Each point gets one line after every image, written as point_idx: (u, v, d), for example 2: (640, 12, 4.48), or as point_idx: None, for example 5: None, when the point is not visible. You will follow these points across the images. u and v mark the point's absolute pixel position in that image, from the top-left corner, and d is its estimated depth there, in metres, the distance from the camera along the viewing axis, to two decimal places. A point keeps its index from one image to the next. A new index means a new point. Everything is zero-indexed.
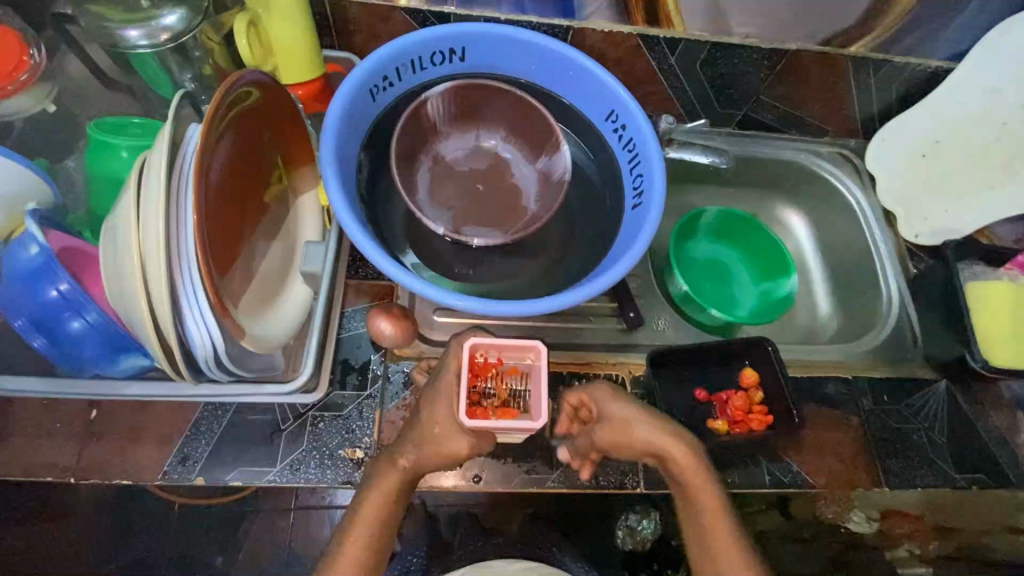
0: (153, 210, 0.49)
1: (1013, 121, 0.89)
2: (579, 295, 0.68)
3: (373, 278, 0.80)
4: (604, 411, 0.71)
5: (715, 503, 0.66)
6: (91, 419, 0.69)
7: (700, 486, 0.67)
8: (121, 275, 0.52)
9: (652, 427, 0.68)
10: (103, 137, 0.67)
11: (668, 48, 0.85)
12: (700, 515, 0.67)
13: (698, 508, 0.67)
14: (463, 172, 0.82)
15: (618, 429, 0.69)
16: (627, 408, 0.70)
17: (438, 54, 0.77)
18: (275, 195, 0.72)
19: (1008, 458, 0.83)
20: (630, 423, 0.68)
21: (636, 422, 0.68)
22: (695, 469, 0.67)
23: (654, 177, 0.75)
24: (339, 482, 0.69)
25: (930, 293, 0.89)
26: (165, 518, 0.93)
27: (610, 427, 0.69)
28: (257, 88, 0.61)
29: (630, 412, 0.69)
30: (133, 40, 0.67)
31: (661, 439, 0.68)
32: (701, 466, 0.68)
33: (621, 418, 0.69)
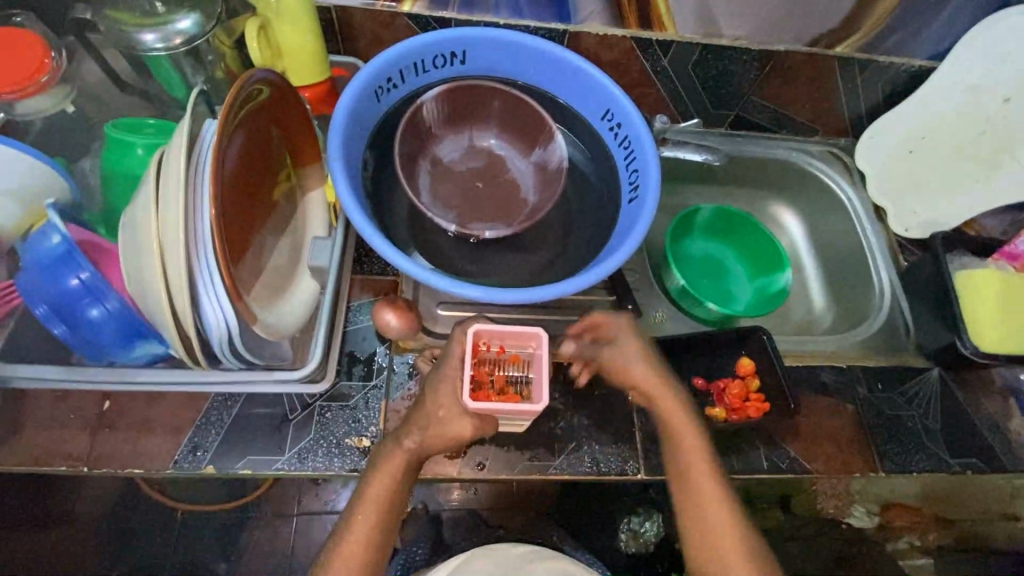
0: (172, 198, 0.51)
1: (993, 117, 0.93)
2: (577, 285, 0.70)
3: (378, 274, 0.83)
4: (622, 339, 0.74)
5: (700, 456, 0.69)
6: (104, 409, 0.70)
7: (688, 442, 0.70)
8: (141, 263, 0.54)
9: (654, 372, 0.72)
10: (120, 135, 0.70)
11: (661, 50, 0.89)
12: (687, 478, 0.69)
13: (684, 472, 0.69)
14: (463, 171, 0.85)
15: (622, 363, 0.73)
16: (638, 346, 0.73)
17: (440, 58, 0.81)
18: (283, 192, 0.74)
19: (1002, 444, 0.84)
20: (629, 359, 0.73)
21: (641, 358, 0.73)
22: (682, 415, 0.71)
23: (649, 172, 0.78)
24: (346, 470, 0.70)
25: (921, 285, 0.91)
26: (167, 521, 1.11)
27: (620, 371, 0.73)
28: (269, 86, 0.64)
29: (631, 353, 0.73)
30: (148, 44, 0.70)
31: (670, 394, 0.72)
32: (689, 415, 0.71)
33: (630, 364, 0.73)
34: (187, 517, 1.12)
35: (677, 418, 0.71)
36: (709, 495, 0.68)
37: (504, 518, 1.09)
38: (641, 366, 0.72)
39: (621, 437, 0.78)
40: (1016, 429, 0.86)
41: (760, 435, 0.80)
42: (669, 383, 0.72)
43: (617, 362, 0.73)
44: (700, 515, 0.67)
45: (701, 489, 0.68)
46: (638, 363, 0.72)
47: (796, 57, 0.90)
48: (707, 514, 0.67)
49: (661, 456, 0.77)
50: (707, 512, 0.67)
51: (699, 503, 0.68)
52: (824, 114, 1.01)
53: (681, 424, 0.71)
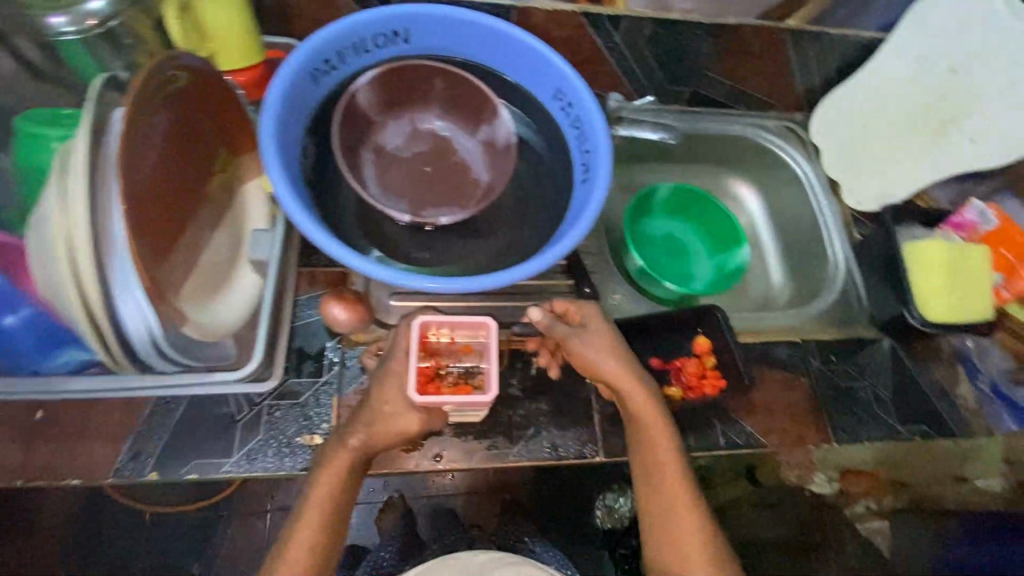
0: (74, 195, 0.47)
1: (941, 85, 0.92)
2: (528, 270, 0.68)
3: (326, 266, 0.80)
4: (586, 328, 0.72)
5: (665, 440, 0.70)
6: (36, 419, 0.67)
7: (655, 427, 0.70)
8: (52, 266, 0.50)
9: (619, 365, 0.70)
10: (32, 127, 0.65)
11: (612, 25, 0.86)
12: (646, 451, 0.70)
13: (648, 446, 0.70)
14: (410, 156, 0.81)
15: (591, 355, 0.70)
16: (607, 336, 0.71)
17: (381, 37, 0.77)
18: (217, 185, 0.71)
19: (948, 409, 0.87)
20: (597, 355, 0.70)
21: (608, 352, 0.70)
22: (649, 400, 0.70)
23: (601, 152, 0.76)
24: (298, 469, 0.69)
25: (872, 257, 0.92)
26: (133, 523, 1.09)
27: (585, 348, 0.70)
28: (187, 70, 0.60)
29: (602, 347, 0.70)
30: (58, 27, 0.65)
31: (634, 378, 0.70)
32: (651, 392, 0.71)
33: (592, 349, 0.70)
34: (154, 520, 1.10)
35: (644, 406, 0.70)
36: (670, 459, 0.69)
37: (483, 514, 1.14)
38: (608, 358, 0.70)
39: (579, 421, 0.78)
40: (962, 394, 0.89)
41: (716, 412, 0.81)
42: (630, 368, 0.70)
43: (583, 337, 0.71)
44: (663, 508, 0.68)
45: (664, 479, 0.69)
46: (602, 342, 0.71)
47: (745, 30, 0.89)
48: (664, 490, 0.69)
49: (618, 439, 0.77)
50: (666, 480, 0.69)
51: (658, 478, 0.69)
52: (779, 88, 1.00)
53: (640, 395, 0.70)
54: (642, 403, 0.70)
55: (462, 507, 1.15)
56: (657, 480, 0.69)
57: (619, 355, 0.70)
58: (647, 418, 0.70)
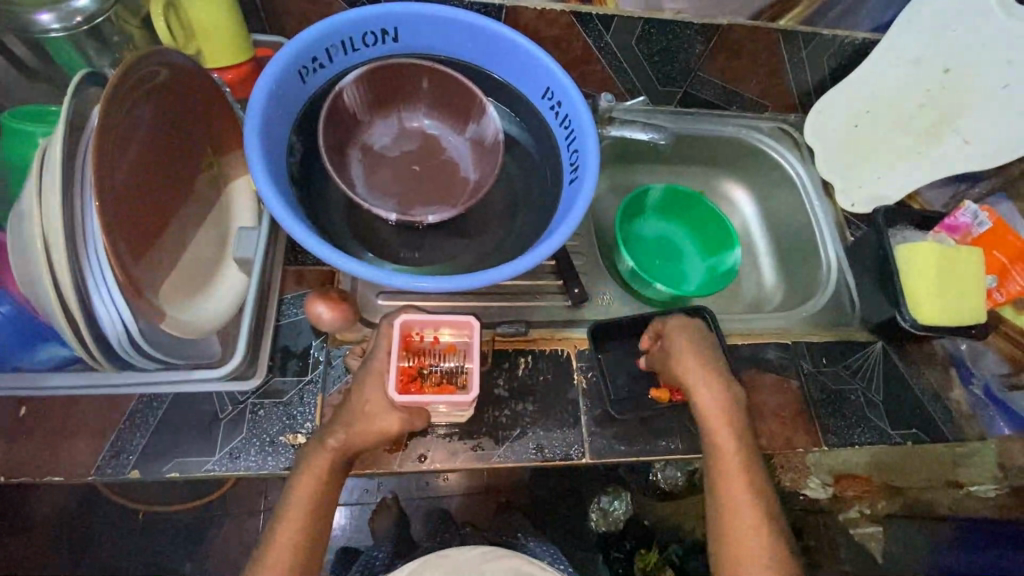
0: (49, 190, 0.47)
1: (935, 87, 0.92)
2: (514, 269, 0.68)
3: (313, 264, 0.80)
4: (674, 333, 0.75)
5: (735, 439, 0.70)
6: (20, 416, 0.67)
7: (723, 427, 0.71)
8: (28, 260, 0.50)
9: (699, 366, 0.72)
10: (17, 124, 0.65)
11: (603, 25, 0.86)
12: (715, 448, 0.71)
13: (716, 450, 0.71)
14: (398, 155, 0.82)
15: (676, 355, 0.74)
16: (692, 340, 0.74)
17: (370, 35, 0.77)
18: (202, 182, 0.71)
19: (940, 413, 0.86)
20: (682, 355, 0.73)
21: (692, 354, 0.73)
22: (730, 404, 0.72)
23: (588, 151, 0.76)
24: (280, 468, 0.68)
25: (865, 260, 0.92)
26: (126, 522, 1.09)
27: (680, 354, 0.74)
28: (168, 67, 0.60)
29: (687, 349, 0.74)
30: (47, 25, 0.64)
31: (715, 378, 0.72)
32: (735, 399, 0.72)
33: (683, 354, 0.73)
34: (146, 519, 1.10)
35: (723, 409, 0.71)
36: (736, 463, 0.70)
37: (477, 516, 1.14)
38: (693, 359, 0.73)
39: (566, 422, 0.77)
40: (955, 398, 0.88)
41: None
42: (716, 372, 0.73)
43: (674, 345, 0.75)
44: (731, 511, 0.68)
45: (731, 484, 0.69)
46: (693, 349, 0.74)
47: (738, 30, 0.88)
48: (729, 487, 0.69)
49: (606, 440, 0.77)
50: (733, 477, 0.69)
51: (727, 483, 0.69)
52: (771, 89, 0.99)
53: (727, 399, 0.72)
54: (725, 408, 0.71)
55: (457, 506, 1.15)
56: (723, 479, 0.69)
57: (700, 356, 0.73)
58: (717, 418, 0.71)
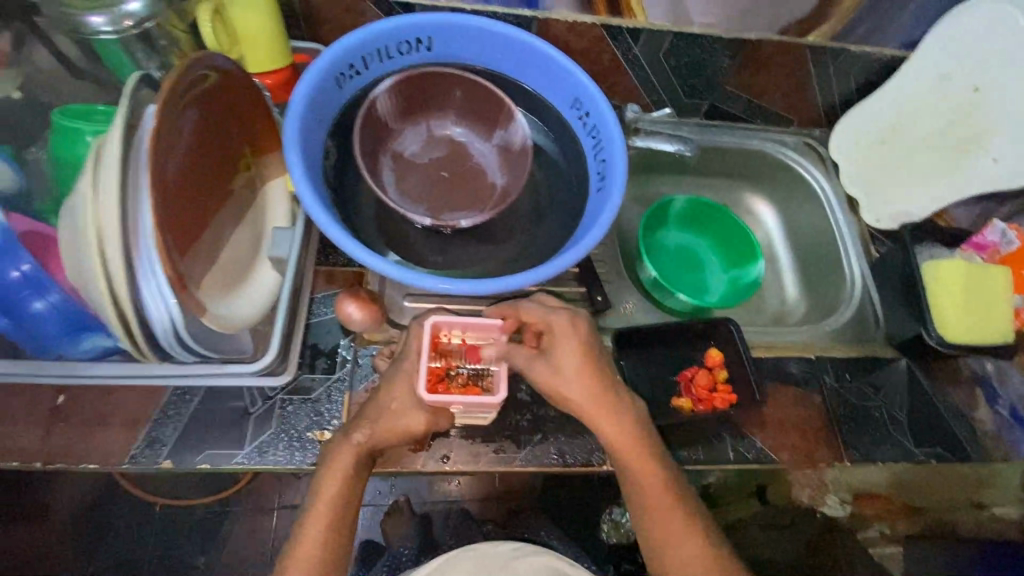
0: (106, 187, 0.49)
1: (965, 106, 0.91)
2: (544, 275, 0.69)
3: (343, 265, 0.81)
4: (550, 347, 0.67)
5: (646, 465, 0.67)
6: (58, 404, 0.69)
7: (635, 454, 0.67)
8: (80, 255, 0.52)
9: (587, 385, 0.65)
10: (68, 122, 0.68)
11: (632, 37, 0.87)
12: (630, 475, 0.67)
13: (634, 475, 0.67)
14: (427, 162, 0.83)
15: (553, 373, 0.66)
16: (572, 351, 0.66)
17: (405, 44, 0.79)
18: (241, 182, 0.73)
19: (966, 432, 0.85)
20: (561, 373, 0.66)
21: (574, 370, 0.65)
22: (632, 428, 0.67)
23: (615, 161, 0.77)
24: (307, 464, 0.70)
25: (890, 276, 0.91)
26: (144, 515, 1.11)
27: (559, 373, 0.66)
28: (217, 71, 0.62)
29: (566, 365, 0.66)
30: (97, 26, 0.67)
31: (608, 402, 0.66)
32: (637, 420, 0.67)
33: (572, 370, 0.66)
34: (164, 513, 1.12)
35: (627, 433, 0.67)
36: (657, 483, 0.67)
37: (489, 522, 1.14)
38: (574, 377, 0.65)
39: (587, 429, 0.77)
40: (981, 418, 0.87)
41: (726, 426, 0.80)
42: (604, 395, 0.66)
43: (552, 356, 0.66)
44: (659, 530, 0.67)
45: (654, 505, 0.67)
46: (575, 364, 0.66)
47: (767, 46, 0.89)
48: (656, 514, 0.67)
49: None
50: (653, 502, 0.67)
51: (652, 505, 0.67)
52: (797, 103, 1.00)
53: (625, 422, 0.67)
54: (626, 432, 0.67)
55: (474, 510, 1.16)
56: (648, 504, 0.67)
57: (587, 373, 0.66)
58: (623, 446, 0.66)
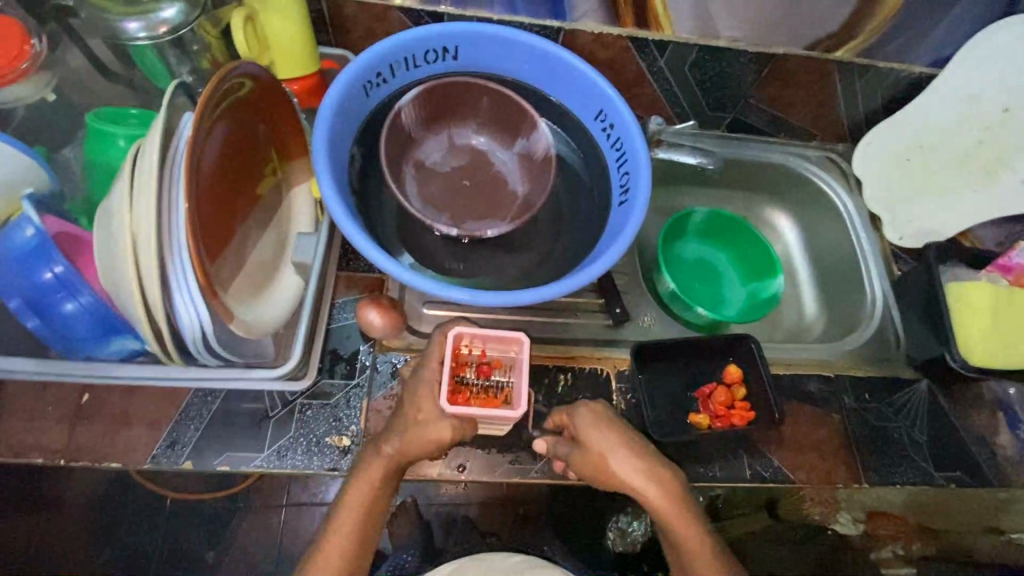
0: (144, 192, 0.50)
1: (994, 125, 0.93)
2: (566, 288, 0.69)
3: (364, 271, 0.82)
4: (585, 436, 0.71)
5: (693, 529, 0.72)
6: (82, 402, 0.70)
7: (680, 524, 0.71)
8: (114, 259, 0.53)
9: (633, 466, 0.71)
10: (100, 125, 0.69)
11: (658, 50, 0.87)
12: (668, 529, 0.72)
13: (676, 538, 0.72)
14: (449, 170, 0.84)
15: (599, 455, 0.70)
16: (610, 435, 0.71)
17: (432, 53, 0.79)
18: (268, 186, 0.74)
19: (986, 457, 0.84)
20: (608, 456, 0.70)
21: (620, 451, 0.71)
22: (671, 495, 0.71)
23: (640, 174, 0.77)
24: (325, 469, 0.70)
25: (912, 296, 0.90)
26: (156, 508, 1.12)
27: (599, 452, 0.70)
28: (251, 80, 0.63)
29: (609, 449, 0.71)
30: (133, 32, 0.69)
31: (646, 469, 0.71)
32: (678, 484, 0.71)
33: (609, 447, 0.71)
34: (175, 507, 1.13)
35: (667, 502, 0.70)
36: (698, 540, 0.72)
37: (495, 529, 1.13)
38: (622, 459, 0.71)
39: None
40: (1002, 442, 0.85)
41: (743, 444, 0.80)
42: (647, 461, 0.71)
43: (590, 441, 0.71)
44: None
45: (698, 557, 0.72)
46: (612, 442, 0.71)
47: (793, 60, 0.88)
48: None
49: None
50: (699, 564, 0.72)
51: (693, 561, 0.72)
52: (822, 118, 0.99)
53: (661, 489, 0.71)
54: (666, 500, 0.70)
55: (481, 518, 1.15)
56: (690, 565, 0.72)
57: (630, 455, 0.71)
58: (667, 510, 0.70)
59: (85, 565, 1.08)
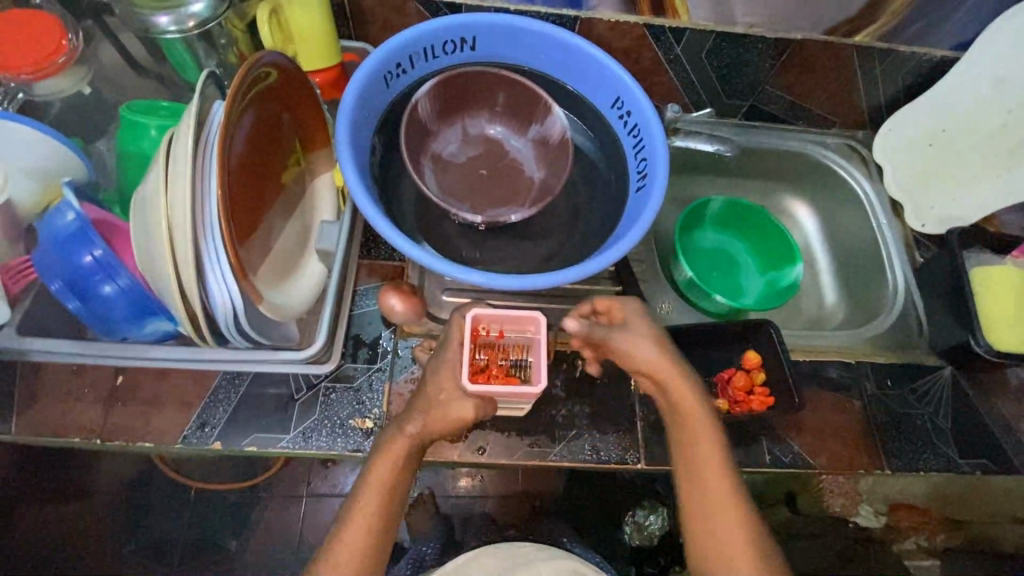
0: (179, 178, 0.53)
1: (1020, 109, 0.91)
2: (583, 271, 0.70)
3: (385, 259, 0.83)
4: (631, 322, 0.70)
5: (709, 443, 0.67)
6: (117, 384, 0.72)
7: (697, 419, 0.67)
8: (151, 243, 0.56)
9: (662, 353, 0.67)
10: (134, 116, 0.71)
11: (674, 38, 0.87)
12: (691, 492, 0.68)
13: (690, 450, 0.67)
14: (465, 161, 0.85)
15: (628, 345, 0.68)
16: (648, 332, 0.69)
17: (450, 44, 0.81)
18: (292, 176, 0.76)
19: (1014, 446, 0.82)
20: (635, 344, 0.68)
21: (647, 342, 0.68)
22: (694, 399, 0.67)
23: (656, 160, 0.77)
24: (349, 450, 0.72)
25: (936, 282, 0.89)
26: (181, 496, 1.16)
27: (626, 338, 0.68)
28: (277, 68, 0.65)
29: (638, 336, 0.68)
30: (163, 26, 0.71)
31: (671, 360, 0.67)
32: (701, 397, 0.67)
33: (642, 336, 0.68)
34: (201, 494, 1.16)
35: (688, 403, 0.67)
36: (710, 461, 0.67)
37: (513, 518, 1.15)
38: (648, 348, 0.67)
39: (623, 428, 0.78)
40: None
41: (762, 429, 0.80)
42: (669, 352, 0.68)
43: (626, 329, 0.69)
44: (706, 514, 0.66)
45: (713, 497, 0.66)
46: (645, 336, 0.68)
47: (813, 46, 0.88)
48: (710, 500, 0.66)
49: (662, 446, 0.77)
50: (711, 492, 0.66)
51: (705, 488, 0.66)
52: (841, 105, 0.98)
53: (685, 393, 0.67)
54: (688, 399, 0.67)
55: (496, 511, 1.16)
56: (703, 503, 0.66)
57: (659, 342, 0.68)
58: (686, 403, 0.67)
59: (113, 551, 1.12)
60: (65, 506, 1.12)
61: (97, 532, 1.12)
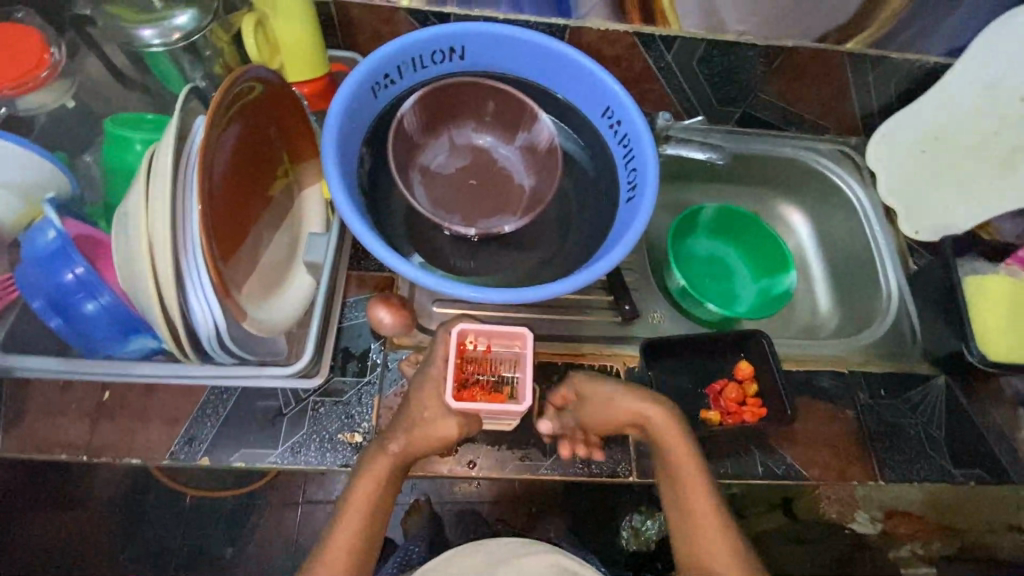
0: (160, 194, 0.52)
1: (1011, 117, 0.91)
2: (572, 285, 0.69)
3: (374, 270, 0.83)
4: (587, 368, 0.73)
5: (693, 475, 0.69)
6: (103, 400, 0.71)
7: (680, 452, 0.69)
8: (132, 259, 0.55)
9: (636, 395, 0.71)
10: (118, 130, 0.71)
11: (665, 45, 0.87)
12: (680, 498, 0.69)
13: (679, 485, 0.69)
14: (454, 172, 0.84)
15: (601, 398, 0.72)
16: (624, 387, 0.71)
17: (438, 53, 0.80)
18: (280, 188, 0.75)
19: (1007, 454, 0.82)
20: (608, 394, 0.72)
21: (622, 392, 0.71)
22: (679, 437, 0.70)
23: (647, 170, 0.77)
24: (338, 465, 0.71)
25: (930, 290, 0.88)
26: (176, 504, 1.15)
27: (596, 393, 0.73)
28: (262, 83, 0.65)
29: (608, 386, 0.72)
30: (147, 39, 0.71)
31: (647, 399, 0.71)
32: (686, 436, 0.70)
33: (610, 384, 0.72)
34: (196, 503, 1.15)
35: (675, 442, 0.69)
36: (700, 492, 0.69)
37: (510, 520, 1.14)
38: (622, 394, 0.71)
39: (614, 440, 0.77)
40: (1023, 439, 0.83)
41: (755, 441, 0.79)
42: (646, 394, 0.71)
43: (590, 385, 0.73)
44: (694, 534, 0.68)
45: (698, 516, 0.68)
46: (615, 384, 0.72)
47: (804, 54, 0.87)
48: (695, 520, 0.68)
49: (653, 458, 0.77)
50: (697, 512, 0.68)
51: (693, 516, 0.69)
52: (833, 112, 0.98)
53: (670, 433, 0.70)
54: (673, 436, 0.70)
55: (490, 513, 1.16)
56: (695, 527, 0.68)
57: (632, 388, 0.72)
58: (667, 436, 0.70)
59: (107, 560, 1.11)
60: (59, 515, 1.12)
61: (90, 541, 1.12)
